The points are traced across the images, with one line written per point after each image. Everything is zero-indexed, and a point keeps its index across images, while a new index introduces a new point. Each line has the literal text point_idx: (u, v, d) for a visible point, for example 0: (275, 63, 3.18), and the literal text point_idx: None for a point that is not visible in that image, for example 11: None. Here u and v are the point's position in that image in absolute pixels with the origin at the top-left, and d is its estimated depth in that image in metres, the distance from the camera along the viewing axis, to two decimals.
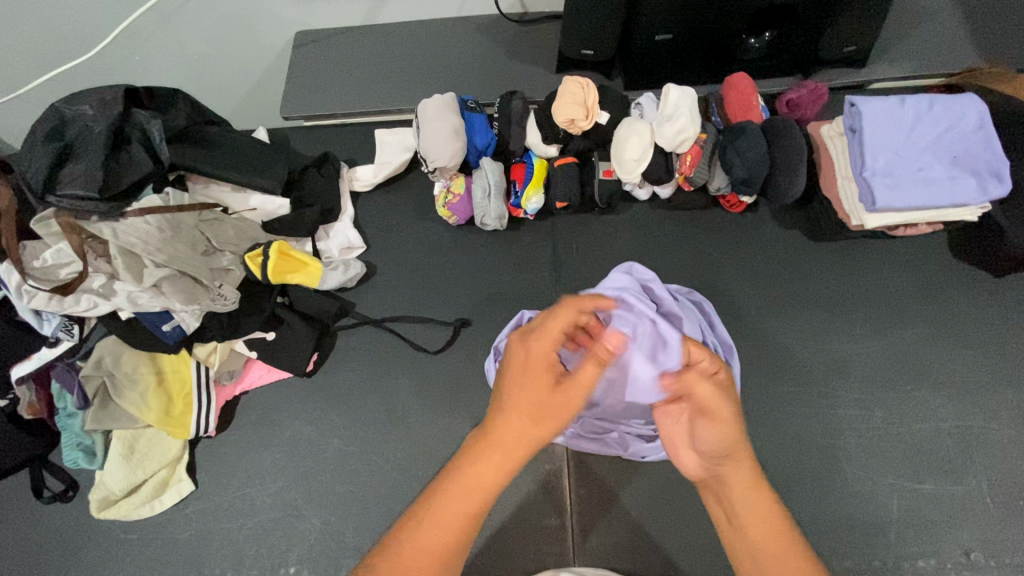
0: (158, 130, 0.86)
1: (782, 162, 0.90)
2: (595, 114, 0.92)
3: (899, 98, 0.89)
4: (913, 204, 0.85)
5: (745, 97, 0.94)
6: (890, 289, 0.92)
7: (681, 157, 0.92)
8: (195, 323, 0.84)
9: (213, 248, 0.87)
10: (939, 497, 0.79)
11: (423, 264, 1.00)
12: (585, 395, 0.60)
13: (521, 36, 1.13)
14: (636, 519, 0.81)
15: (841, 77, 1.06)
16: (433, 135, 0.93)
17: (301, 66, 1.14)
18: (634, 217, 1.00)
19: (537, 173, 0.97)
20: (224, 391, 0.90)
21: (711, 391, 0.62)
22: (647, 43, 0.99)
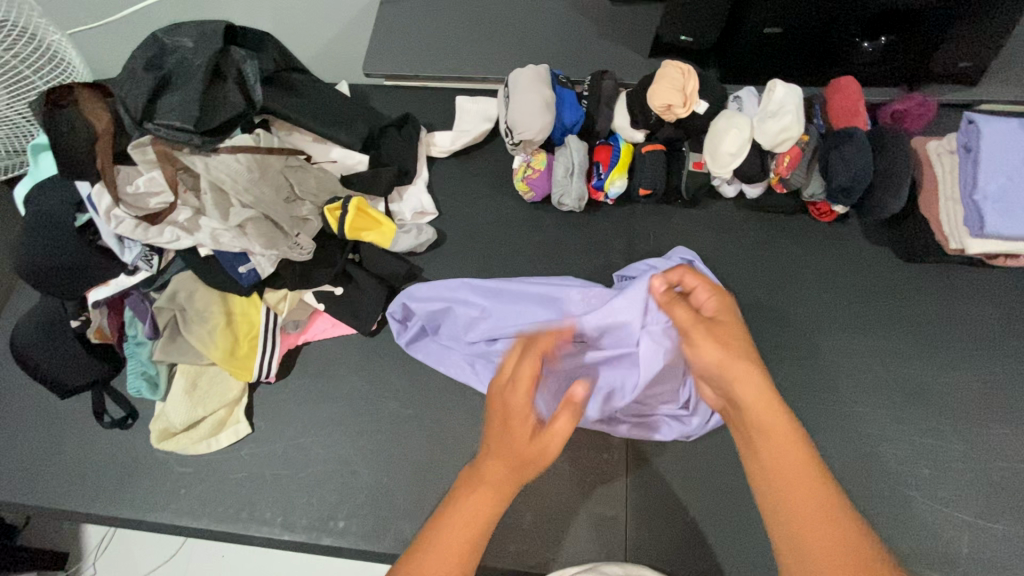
0: (252, 70, 0.85)
1: (886, 174, 0.86)
2: (693, 102, 0.89)
3: (1019, 120, 0.84)
4: (1023, 234, 0.81)
5: (853, 102, 0.90)
6: (980, 320, 0.88)
7: (778, 158, 0.88)
8: (270, 269, 0.84)
9: (295, 196, 0.86)
10: (1014, 540, 0.76)
11: (493, 238, 0.98)
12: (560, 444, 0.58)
13: (615, 16, 1.10)
14: (691, 522, 0.79)
15: (948, 94, 1.01)
16: (524, 106, 0.90)
17: (387, 24, 1.12)
18: (715, 214, 0.97)
19: (623, 157, 0.94)
20: (289, 338, 0.91)
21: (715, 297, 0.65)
22: (753, 36, 0.95)
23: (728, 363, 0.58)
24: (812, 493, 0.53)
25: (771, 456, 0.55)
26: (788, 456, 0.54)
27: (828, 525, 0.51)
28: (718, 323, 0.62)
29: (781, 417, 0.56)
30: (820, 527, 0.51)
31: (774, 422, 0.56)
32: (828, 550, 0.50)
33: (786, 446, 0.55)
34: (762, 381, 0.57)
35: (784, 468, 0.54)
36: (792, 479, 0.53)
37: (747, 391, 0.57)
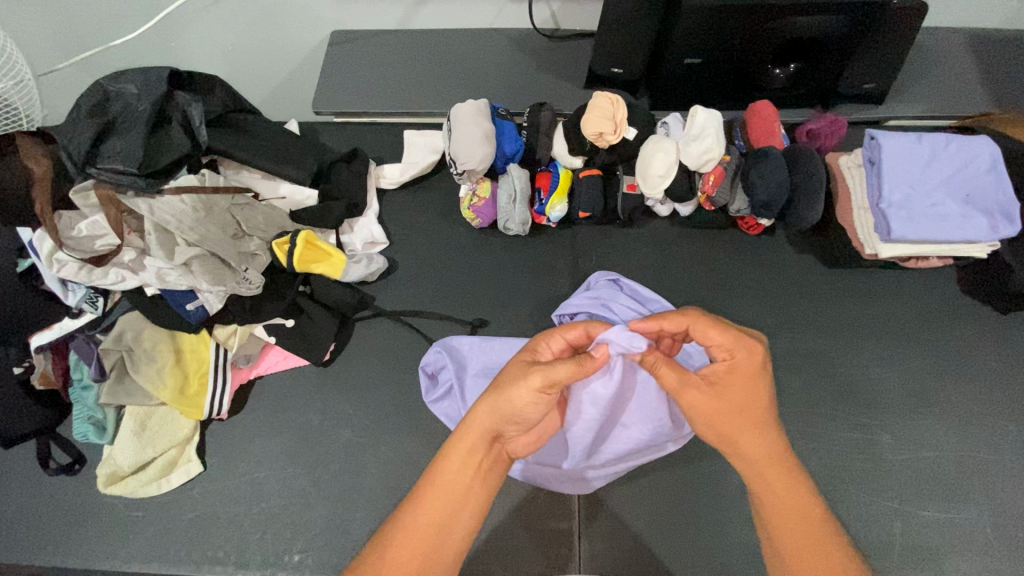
0: (197, 112, 0.89)
1: (802, 188, 0.93)
2: (623, 129, 0.95)
3: (916, 135, 0.92)
4: (926, 237, 0.88)
5: (768, 124, 0.97)
6: (899, 319, 0.95)
7: (704, 177, 0.95)
8: (219, 305, 0.86)
9: (242, 232, 0.89)
10: (941, 524, 0.80)
11: (442, 264, 1.01)
12: (548, 378, 0.64)
13: (552, 50, 1.17)
14: (641, 531, 0.81)
15: (857, 113, 1.09)
16: (465, 139, 0.95)
17: (335, 63, 1.17)
18: (653, 232, 1.02)
19: (562, 183, 0.99)
20: (240, 373, 0.91)
21: (732, 337, 0.67)
22: (676, 65, 1.02)
23: (735, 433, 0.67)
24: (807, 511, 0.65)
25: (773, 495, 0.66)
26: (788, 491, 0.65)
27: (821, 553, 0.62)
28: (720, 386, 0.68)
29: (784, 469, 0.66)
30: (813, 554, 0.62)
31: (786, 492, 0.65)
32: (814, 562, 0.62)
33: (773, 465, 0.66)
34: (768, 443, 0.67)
35: (786, 504, 0.65)
36: (791, 502, 0.65)
37: (749, 444, 0.66)
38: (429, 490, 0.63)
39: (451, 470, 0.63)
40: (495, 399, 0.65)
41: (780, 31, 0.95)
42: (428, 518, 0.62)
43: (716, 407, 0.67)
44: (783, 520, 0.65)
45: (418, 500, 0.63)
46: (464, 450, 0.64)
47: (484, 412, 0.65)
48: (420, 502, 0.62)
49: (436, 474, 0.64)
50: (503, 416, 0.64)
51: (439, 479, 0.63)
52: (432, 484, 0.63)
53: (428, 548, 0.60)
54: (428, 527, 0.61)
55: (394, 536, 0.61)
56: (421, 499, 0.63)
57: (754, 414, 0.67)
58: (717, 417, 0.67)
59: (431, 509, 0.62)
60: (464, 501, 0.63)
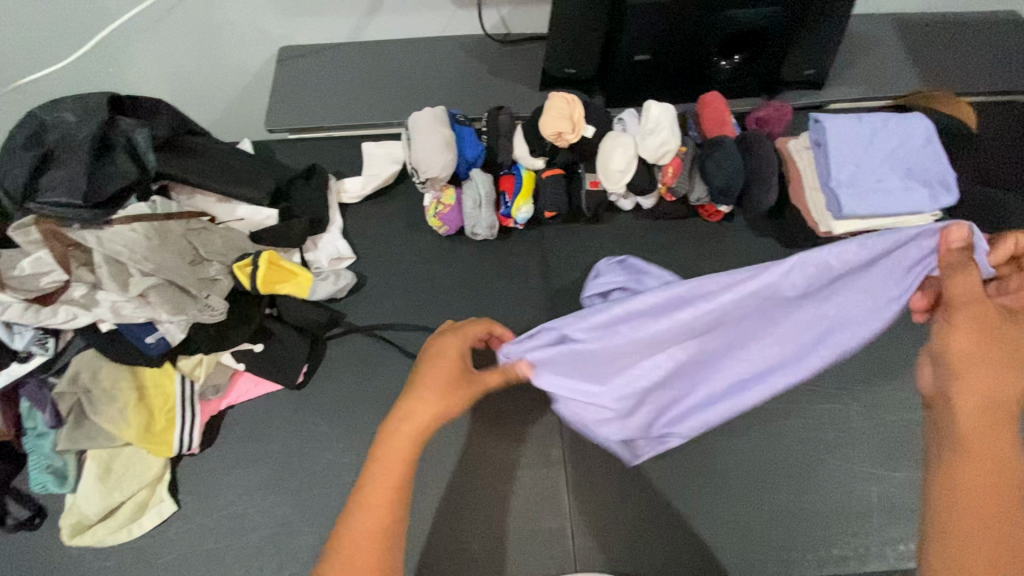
0: (143, 137, 0.84)
1: (754, 173, 0.96)
2: (581, 127, 0.96)
3: (856, 116, 0.97)
4: (874, 211, 0.92)
5: (719, 114, 1.01)
6: None
7: (663, 169, 0.97)
8: (181, 334, 0.82)
9: (201, 257, 0.85)
10: (914, 482, 0.84)
11: (413, 274, 1.00)
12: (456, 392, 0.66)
13: (505, 54, 1.18)
14: (633, 521, 0.82)
15: (801, 99, 1.14)
16: (425, 145, 0.95)
17: (286, 80, 1.15)
18: (619, 226, 1.04)
19: (525, 185, 1.00)
20: (210, 405, 0.87)
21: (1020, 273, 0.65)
22: (627, 63, 1.04)
23: (999, 371, 0.53)
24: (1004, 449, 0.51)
25: (985, 457, 0.51)
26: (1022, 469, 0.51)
27: (998, 496, 0.50)
28: (1020, 319, 0.58)
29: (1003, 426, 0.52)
30: (1022, 539, 0.49)
31: (1011, 465, 0.51)
32: (981, 527, 0.49)
33: (997, 413, 0.53)
34: (1016, 388, 0.53)
35: (1008, 471, 0.51)
36: (1001, 474, 0.51)
37: (984, 383, 0.53)
38: (359, 537, 0.58)
39: (381, 510, 0.59)
40: (427, 397, 0.64)
41: (721, 25, 0.99)
42: (378, 522, 0.59)
43: (982, 337, 0.55)
44: (996, 486, 0.50)
45: (348, 550, 0.58)
46: (393, 486, 0.60)
47: (404, 440, 0.62)
48: (370, 504, 0.60)
49: (364, 517, 0.59)
50: (419, 439, 0.63)
51: (365, 521, 0.59)
52: (362, 530, 0.58)
53: None
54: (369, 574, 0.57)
55: None
56: (351, 548, 0.58)
57: (1020, 346, 0.55)
58: (1006, 354, 0.54)
59: (369, 554, 0.57)
60: (400, 531, 0.60)
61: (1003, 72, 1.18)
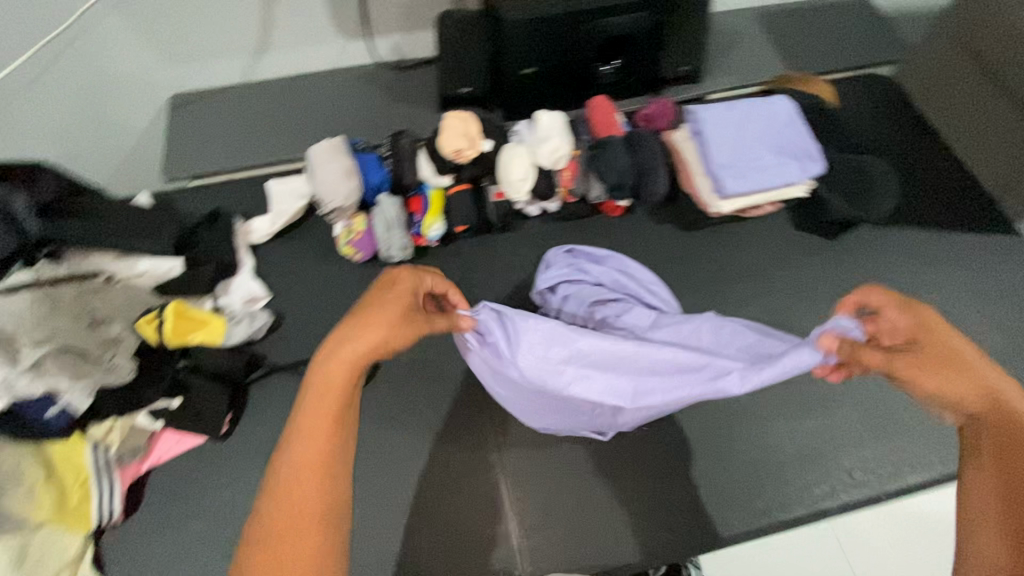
0: (22, 206, 0.84)
1: (643, 167, 1.03)
2: (478, 143, 1.00)
3: (727, 103, 1.06)
4: (753, 188, 1.00)
5: (607, 115, 1.07)
6: (754, 263, 1.07)
7: (560, 173, 1.03)
8: (87, 402, 0.80)
9: (100, 319, 0.84)
10: (821, 429, 0.91)
11: (332, 304, 1.00)
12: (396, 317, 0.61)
13: (401, 79, 1.20)
14: (574, 512, 0.85)
15: (682, 93, 1.22)
16: (325, 176, 0.97)
17: (180, 127, 1.14)
18: (530, 232, 1.08)
19: (434, 204, 1.01)
20: (129, 471, 0.84)
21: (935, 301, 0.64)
22: (515, 77, 1.09)
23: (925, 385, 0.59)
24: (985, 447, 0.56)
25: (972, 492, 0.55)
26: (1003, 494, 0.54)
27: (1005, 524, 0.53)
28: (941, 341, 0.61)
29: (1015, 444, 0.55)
30: None
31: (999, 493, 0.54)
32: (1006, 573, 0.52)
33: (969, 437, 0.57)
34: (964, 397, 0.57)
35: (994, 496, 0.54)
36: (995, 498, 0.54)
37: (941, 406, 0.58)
38: (296, 469, 0.56)
39: (315, 440, 0.56)
40: (350, 342, 0.58)
41: (596, 33, 1.06)
42: (311, 465, 0.56)
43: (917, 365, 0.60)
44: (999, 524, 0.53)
45: (287, 480, 0.55)
46: (324, 415, 0.57)
47: (335, 368, 0.58)
48: (304, 436, 0.56)
49: (298, 450, 0.56)
50: (353, 366, 0.58)
51: (300, 454, 0.56)
52: (298, 462, 0.56)
53: (307, 530, 0.54)
54: (311, 507, 0.55)
55: (270, 530, 0.54)
56: (289, 478, 0.55)
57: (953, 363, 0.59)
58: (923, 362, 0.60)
59: (307, 487, 0.55)
60: (339, 461, 0.57)
61: (850, 51, 1.32)
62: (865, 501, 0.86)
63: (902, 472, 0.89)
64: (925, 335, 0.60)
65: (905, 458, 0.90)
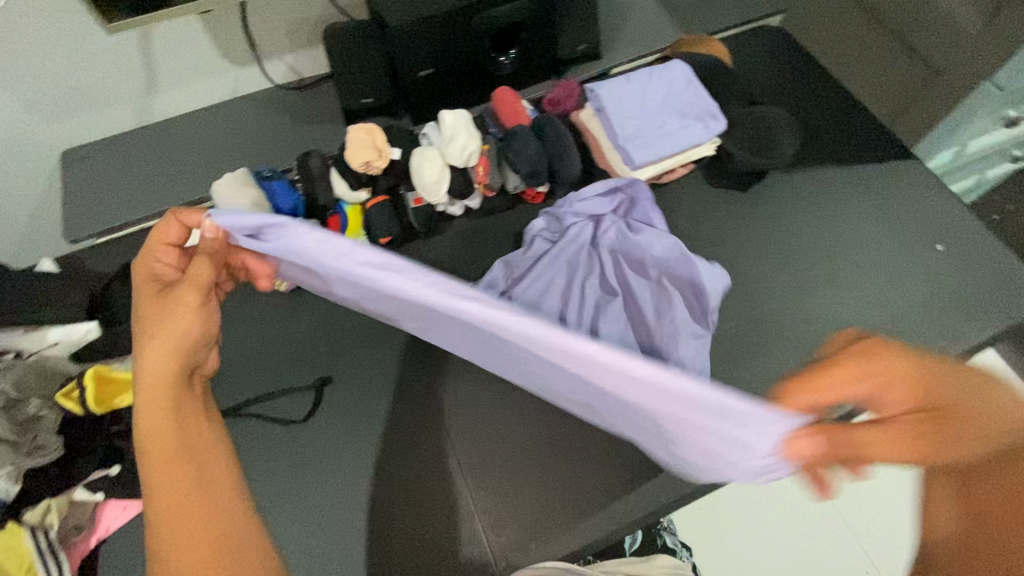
0: None
1: (556, 149, 1.04)
2: (388, 152, 1.00)
3: (626, 77, 1.08)
4: (662, 153, 1.03)
5: (512, 105, 1.07)
6: (677, 226, 1.10)
7: (475, 170, 1.03)
8: (15, 487, 0.75)
9: (15, 399, 0.79)
10: (760, 375, 0.96)
11: (266, 341, 0.98)
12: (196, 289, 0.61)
13: (303, 99, 1.18)
14: (535, 500, 0.87)
15: (585, 72, 1.24)
16: (235, 213, 0.94)
17: (76, 184, 1.08)
18: (455, 232, 1.08)
19: (354, 220, 1.02)
20: (78, 547, 0.81)
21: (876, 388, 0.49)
22: (415, 80, 1.08)
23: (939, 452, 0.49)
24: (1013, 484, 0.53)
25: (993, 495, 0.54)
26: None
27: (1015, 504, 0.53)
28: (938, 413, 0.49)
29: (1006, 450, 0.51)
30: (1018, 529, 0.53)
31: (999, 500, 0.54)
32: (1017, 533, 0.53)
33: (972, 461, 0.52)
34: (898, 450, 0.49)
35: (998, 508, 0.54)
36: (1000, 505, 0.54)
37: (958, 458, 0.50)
38: (159, 473, 0.56)
39: (162, 443, 0.56)
40: (150, 349, 0.58)
41: (488, 25, 1.06)
42: (175, 476, 0.56)
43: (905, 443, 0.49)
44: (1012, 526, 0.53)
45: (158, 487, 0.55)
46: (153, 409, 0.57)
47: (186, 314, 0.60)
48: (151, 441, 0.56)
49: (151, 463, 0.56)
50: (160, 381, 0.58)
51: (156, 461, 0.56)
52: (154, 472, 0.56)
53: (199, 518, 0.55)
54: (185, 495, 0.55)
55: (161, 529, 0.54)
56: (156, 486, 0.55)
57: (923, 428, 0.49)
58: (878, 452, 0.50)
59: (178, 488, 0.55)
60: (186, 458, 0.57)
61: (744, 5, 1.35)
62: None
63: None
64: (927, 400, 0.49)
65: None
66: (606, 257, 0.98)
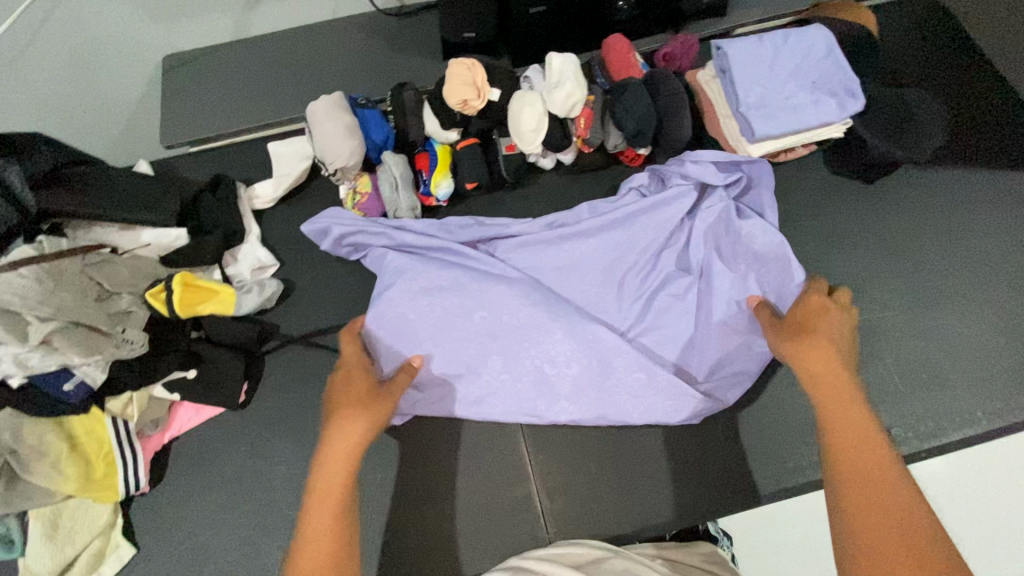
0: (18, 176, 0.80)
1: (667, 111, 0.95)
2: (487, 92, 0.93)
3: (757, 36, 0.97)
4: (786, 129, 0.93)
5: (624, 55, 0.99)
6: (785, 212, 1.00)
7: (575, 121, 0.96)
8: (102, 375, 0.78)
9: (108, 292, 0.82)
10: (856, 386, 0.88)
11: (342, 271, 0.97)
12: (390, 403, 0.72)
13: (401, 27, 1.13)
14: (594, 474, 0.84)
15: (706, 28, 1.12)
16: (327, 135, 0.92)
17: (176, 90, 1.09)
18: (544, 186, 1.02)
19: (441, 160, 0.97)
20: (152, 441, 0.85)
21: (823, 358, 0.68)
22: (526, 16, 1.02)
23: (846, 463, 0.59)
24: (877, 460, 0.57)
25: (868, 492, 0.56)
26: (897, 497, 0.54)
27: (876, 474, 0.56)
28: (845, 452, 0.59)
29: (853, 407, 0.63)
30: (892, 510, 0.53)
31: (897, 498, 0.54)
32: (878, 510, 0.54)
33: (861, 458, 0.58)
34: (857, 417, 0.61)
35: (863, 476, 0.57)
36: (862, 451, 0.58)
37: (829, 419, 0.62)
38: (325, 487, 0.65)
39: (335, 467, 0.66)
40: (336, 429, 0.68)
41: None
42: (334, 499, 0.64)
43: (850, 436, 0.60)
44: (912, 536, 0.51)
45: (319, 492, 0.65)
46: (340, 455, 0.67)
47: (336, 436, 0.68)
48: (324, 473, 0.66)
49: (324, 470, 0.66)
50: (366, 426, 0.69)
51: (325, 480, 0.65)
52: (322, 486, 0.65)
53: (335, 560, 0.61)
54: (331, 519, 0.63)
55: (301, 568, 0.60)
56: (321, 489, 0.65)
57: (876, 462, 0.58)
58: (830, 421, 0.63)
59: (328, 509, 0.64)
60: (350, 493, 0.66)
61: None
62: (901, 459, 0.83)
63: (944, 429, 0.85)
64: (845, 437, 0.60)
65: (946, 413, 0.86)
66: (695, 230, 0.91)
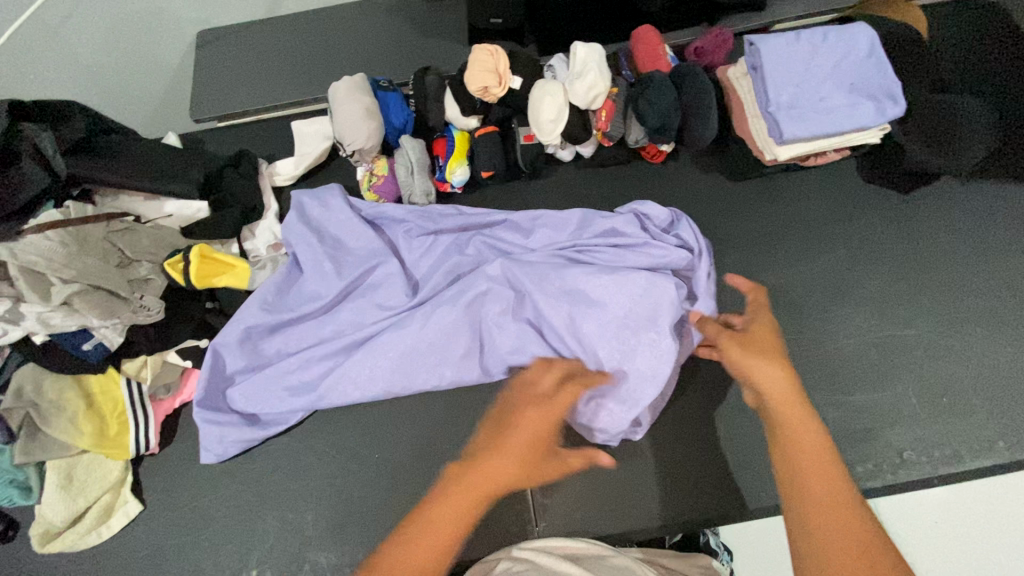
0: (50, 142, 0.82)
1: (693, 107, 0.92)
2: (508, 80, 0.92)
3: (795, 33, 0.92)
4: (818, 132, 0.88)
5: (652, 47, 0.96)
6: (811, 218, 0.96)
7: (596, 114, 0.94)
8: (120, 338, 0.81)
9: (128, 259, 0.84)
10: (869, 405, 0.84)
11: None
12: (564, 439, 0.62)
13: (429, 11, 1.12)
14: (587, 473, 0.83)
15: (742, 22, 1.08)
16: (346, 117, 0.92)
17: (207, 64, 1.11)
18: (560, 178, 1.01)
19: (459, 146, 0.96)
20: (163, 405, 0.88)
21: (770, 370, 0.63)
22: None
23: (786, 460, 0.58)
24: (831, 473, 0.55)
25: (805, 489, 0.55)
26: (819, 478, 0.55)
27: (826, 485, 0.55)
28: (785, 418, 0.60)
29: (803, 409, 0.60)
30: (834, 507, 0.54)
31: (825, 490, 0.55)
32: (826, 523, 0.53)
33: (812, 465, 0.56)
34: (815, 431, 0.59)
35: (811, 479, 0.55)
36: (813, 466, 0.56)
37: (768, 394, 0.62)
38: (435, 517, 0.55)
39: (472, 494, 0.56)
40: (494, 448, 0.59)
41: None
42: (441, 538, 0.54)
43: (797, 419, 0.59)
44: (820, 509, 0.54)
45: (423, 533, 0.54)
46: (472, 493, 0.56)
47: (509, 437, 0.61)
48: (453, 493, 0.57)
49: (443, 493, 0.56)
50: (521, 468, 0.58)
51: (435, 516, 0.55)
52: (434, 516, 0.55)
53: None
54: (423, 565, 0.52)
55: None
56: (424, 532, 0.54)
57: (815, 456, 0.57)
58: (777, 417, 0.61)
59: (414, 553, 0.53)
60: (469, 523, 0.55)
61: None
62: (910, 484, 0.80)
63: (961, 457, 0.81)
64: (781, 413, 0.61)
65: (965, 440, 0.82)
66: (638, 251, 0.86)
